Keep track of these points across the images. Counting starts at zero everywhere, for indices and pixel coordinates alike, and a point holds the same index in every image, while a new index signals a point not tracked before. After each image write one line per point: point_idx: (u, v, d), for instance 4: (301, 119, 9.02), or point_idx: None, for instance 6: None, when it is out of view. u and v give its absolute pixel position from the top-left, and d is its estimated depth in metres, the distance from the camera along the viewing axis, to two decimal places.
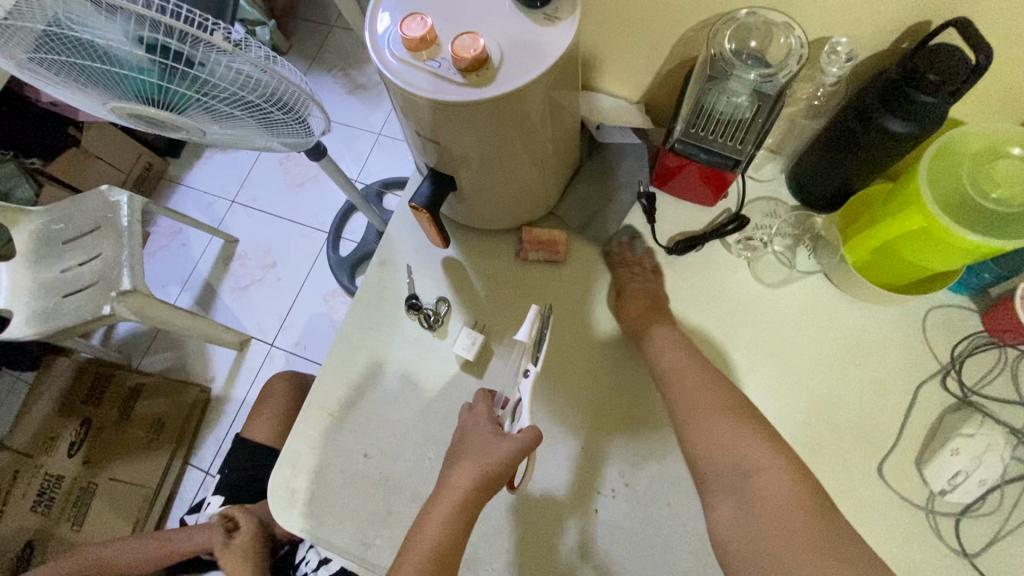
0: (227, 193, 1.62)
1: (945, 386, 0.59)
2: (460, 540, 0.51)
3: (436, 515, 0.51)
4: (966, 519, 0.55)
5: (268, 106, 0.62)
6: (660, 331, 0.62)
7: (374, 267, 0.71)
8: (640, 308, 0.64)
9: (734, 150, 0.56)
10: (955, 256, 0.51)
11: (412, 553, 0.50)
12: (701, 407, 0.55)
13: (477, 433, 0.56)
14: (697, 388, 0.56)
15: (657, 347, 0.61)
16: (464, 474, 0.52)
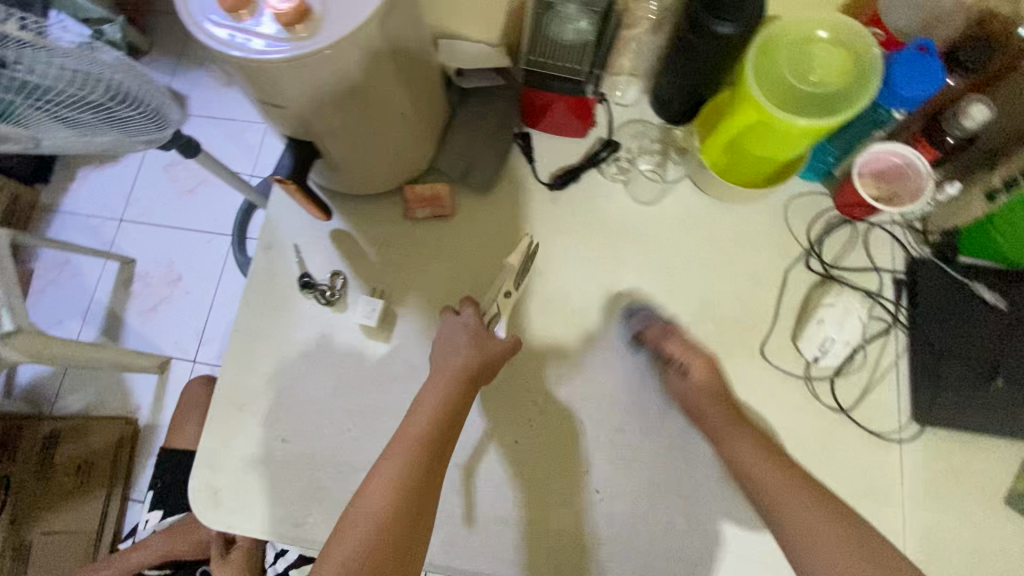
0: (114, 212, 1.50)
1: (808, 266, 0.65)
2: (452, 425, 0.54)
3: (433, 394, 0.55)
4: (838, 378, 0.61)
5: (121, 108, 0.55)
6: (741, 443, 0.55)
7: (259, 253, 0.69)
8: (715, 420, 0.57)
9: (576, 71, 0.62)
10: (789, 142, 0.55)
11: (410, 428, 0.53)
12: (792, 504, 0.50)
13: (460, 329, 0.59)
14: (789, 501, 0.50)
15: (737, 455, 0.55)
16: (455, 360, 0.57)
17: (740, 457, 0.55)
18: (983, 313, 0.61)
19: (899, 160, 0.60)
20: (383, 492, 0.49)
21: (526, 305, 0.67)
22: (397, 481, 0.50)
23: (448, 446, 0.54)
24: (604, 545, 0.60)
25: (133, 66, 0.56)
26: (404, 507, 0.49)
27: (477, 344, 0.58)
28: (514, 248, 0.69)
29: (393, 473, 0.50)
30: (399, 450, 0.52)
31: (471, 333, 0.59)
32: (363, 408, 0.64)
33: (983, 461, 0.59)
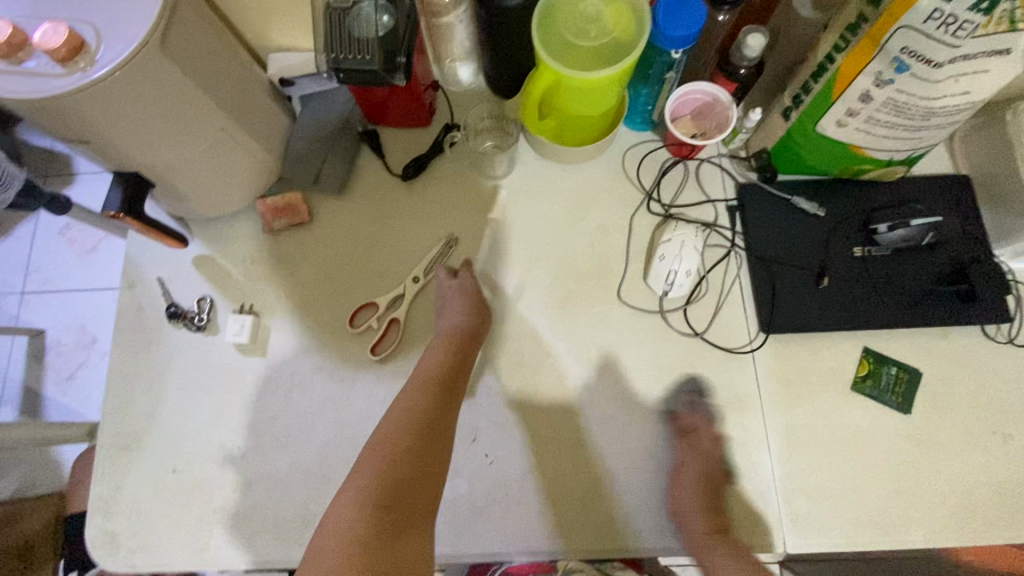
0: (13, 285, 1.46)
1: (649, 210, 0.69)
2: (456, 372, 0.60)
3: (436, 348, 0.61)
4: (690, 306, 0.66)
5: None
6: (722, 557, 0.57)
7: (124, 292, 0.69)
8: (697, 532, 0.57)
9: (366, 61, 0.57)
10: (587, 96, 0.59)
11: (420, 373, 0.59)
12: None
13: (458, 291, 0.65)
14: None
15: (717, 569, 0.57)
16: (454, 322, 0.62)
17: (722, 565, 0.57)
18: (807, 222, 0.67)
19: (707, 96, 0.65)
20: (399, 424, 0.53)
21: (412, 296, 0.69)
22: (413, 414, 0.54)
23: (453, 388, 0.58)
24: (500, 507, 0.61)
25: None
26: (419, 434, 0.53)
27: (473, 304, 0.64)
28: (379, 242, 0.71)
29: (408, 409, 0.55)
30: (411, 391, 0.57)
31: (470, 292, 0.65)
32: (250, 424, 0.65)
33: (828, 355, 0.64)
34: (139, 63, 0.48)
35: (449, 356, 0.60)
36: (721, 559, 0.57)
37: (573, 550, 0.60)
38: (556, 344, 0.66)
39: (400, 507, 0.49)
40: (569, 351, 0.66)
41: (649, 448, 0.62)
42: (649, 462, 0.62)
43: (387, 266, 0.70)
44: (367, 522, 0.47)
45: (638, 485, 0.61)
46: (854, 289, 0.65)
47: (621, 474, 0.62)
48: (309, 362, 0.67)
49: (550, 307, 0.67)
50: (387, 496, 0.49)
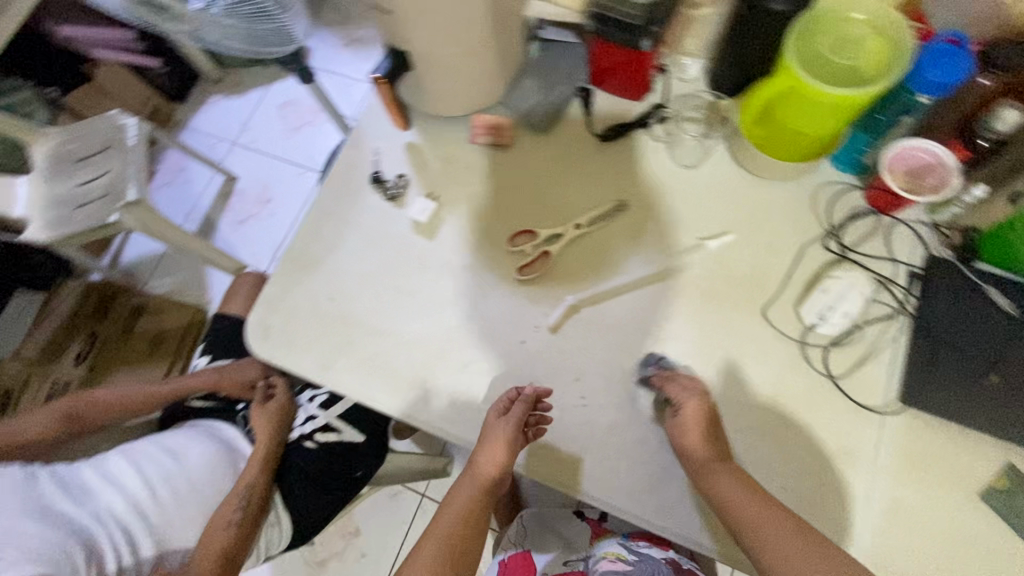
0: (229, 134, 1.75)
1: (826, 246, 0.69)
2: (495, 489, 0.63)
3: (498, 438, 0.63)
4: (833, 348, 0.65)
5: None
6: (723, 477, 0.57)
7: (344, 148, 0.82)
8: (706, 451, 0.58)
9: (630, 17, 0.63)
10: (820, 114, 0.62)
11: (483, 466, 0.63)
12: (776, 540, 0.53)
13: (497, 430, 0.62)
14: (772, 530, 0.54)
15: (715, 484, 0.57)
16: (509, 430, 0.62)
17: (723, 484, 0.57)
18: (995, 316, 0.63)
19: (933, 157, 0.63)
20: (444, 542, 0.61)
21: (569, 238, 0.74)
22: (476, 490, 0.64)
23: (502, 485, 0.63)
24: (581, 445, 0.64)
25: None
26: (462, 533, 0.62)
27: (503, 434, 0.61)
28: (560, 183, 0.77)
29: (462, 507, 0.64)
30: (459, 502, 0.64)
31: (509, 427, 0.61)
32: (399, 287, 0.74)
33: (964, 454, 0.60)
34: None
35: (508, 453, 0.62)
36: (718, 473, 0.57)
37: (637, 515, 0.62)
38: (684, 330, 0.68)
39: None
40: (695, 341, 0.67)
41: (741, 459, 0.62)
42: None
43: (556, 205, 0.76)
44: None
45: None
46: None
47: None
48: (464, 259, 0.75)
49: (693, 296, 0.69)
50: None
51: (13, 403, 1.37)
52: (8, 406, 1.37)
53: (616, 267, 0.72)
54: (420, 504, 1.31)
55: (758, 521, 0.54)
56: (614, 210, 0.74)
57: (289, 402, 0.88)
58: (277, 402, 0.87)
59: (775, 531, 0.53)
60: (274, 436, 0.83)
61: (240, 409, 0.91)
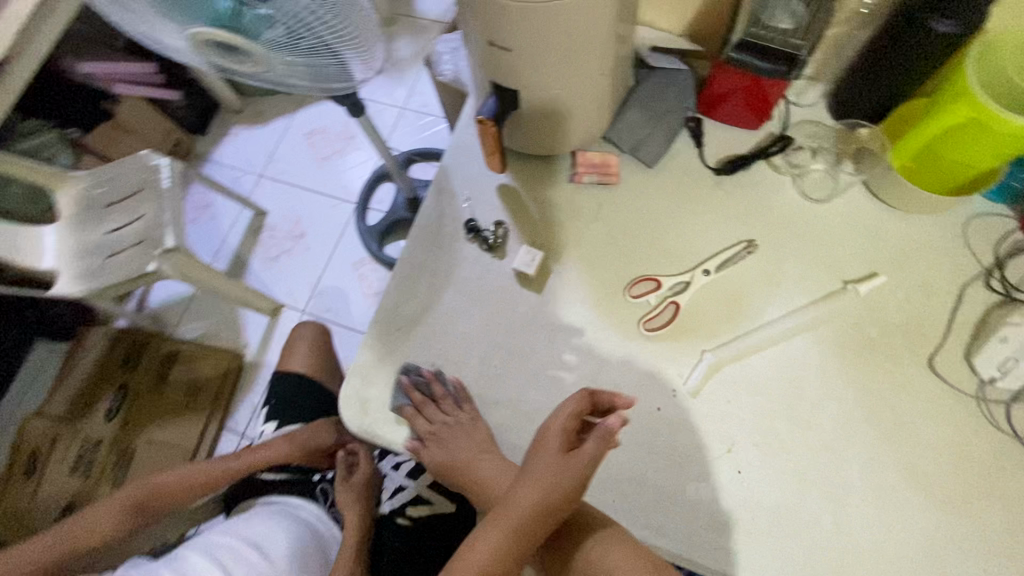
0: (254, 166, 1.67)
1: (988, 286, 0.62)
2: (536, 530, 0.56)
3: (511, 509, 0.56)
4: (1016, 404, 0.58)
5: (326, 35, 0.69)
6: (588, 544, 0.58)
7: (431, 195, 0.74)
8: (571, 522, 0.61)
9: (790, 45, 0.57)
10: (1000, 146, 0.55)
11: (477, 543, 0.56)
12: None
13: (554, 464, 0.56)
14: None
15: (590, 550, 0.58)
16: (532, 496, 0.56)
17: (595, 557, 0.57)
18: None
19: None
20: None
21: (695, 288, 0.67)
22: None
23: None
24: (742, 527, 0.57)
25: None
26: None
27: (558, 465, 0.56)
28: (676, 225, 0.70)
29: None
30: None
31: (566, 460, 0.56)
32: (510, 350, 0.66)
33: None
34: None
35: (513, 530, 0.56)
36: (596, 539, 0.58)
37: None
38: (841, 386, 0.61)
39: None
40: (855, 399, 0.60)
41: (930, 539, 0.55)
42: (927, 552, 0.55)
43: (674, 250, 0.69)
44: None
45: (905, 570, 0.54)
46: None
47: (887, 549, 0.55)
48: (579, 314, 0.68)
49: (844, 348, 0.62)
50: None
51: (42, 468, 1.28)
52: (37, 470, 1.27)
53: (752, 318, 0.65)
54: None
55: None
56: (743, 253, 0.67)
57: (374, 474, 0.82)
58: (361, 474, 0.80)
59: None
60: (363, 516, 0.76)
61: (317, 480, 0.88)
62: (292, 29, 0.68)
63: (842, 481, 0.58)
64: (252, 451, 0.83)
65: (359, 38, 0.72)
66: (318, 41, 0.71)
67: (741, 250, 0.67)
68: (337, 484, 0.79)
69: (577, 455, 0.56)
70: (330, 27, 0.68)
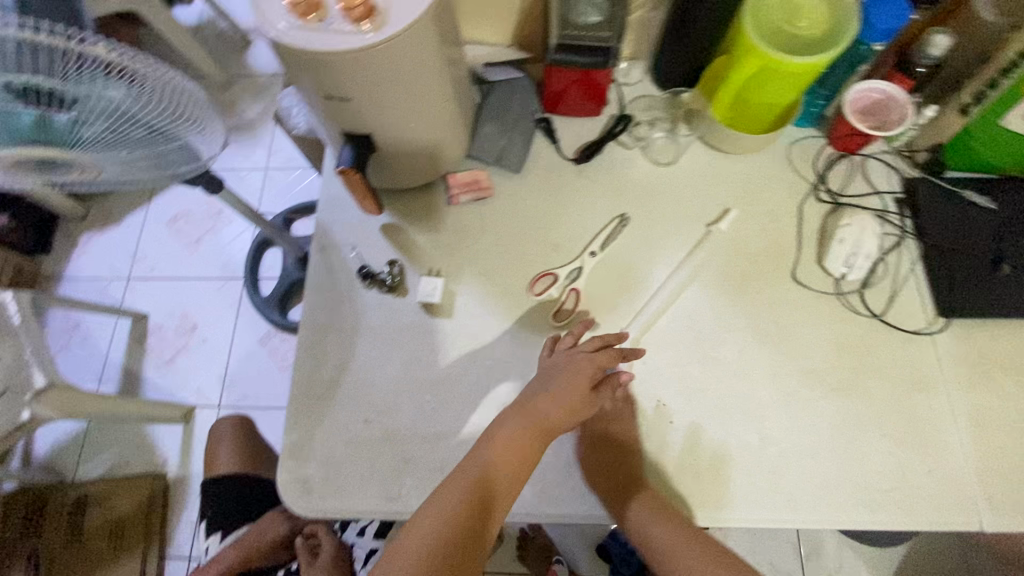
0: (119, 271, 1.53)
1: (818, 198, 0.73)
2: (527, 456, 0.59)
3: (535, 405, 0.62)
4: (866, 289, 0.68)
5: (160, 126, 0.67)
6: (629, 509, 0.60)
7: (315, 253, 0.73)
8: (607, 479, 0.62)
9: (600, 41, 0.63)
10: (791, 83, 0.64)
11: (502, 432, 0.60)
12: (678, 551, 0.59)
13: (579, 372, 0.63)
14: (680, 551, 0.59)
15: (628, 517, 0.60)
16: (557, 404, 0.62)
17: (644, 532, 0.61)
18: (982, 214, 0.69)
19: (881, 94, 0.69)
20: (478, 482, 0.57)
21: (590, 270, 0.72)
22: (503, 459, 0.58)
23: (510, 487, 0.58)
24: (688, 469, 0.62)
25: (199, 98, 0.69)
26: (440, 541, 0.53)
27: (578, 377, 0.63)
28: (556, 218, 0.74)
29: (462, 487, 0.57)
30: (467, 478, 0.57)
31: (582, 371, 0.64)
32: (437, 380, 0.67)
33: (1009, 342, 0.65)
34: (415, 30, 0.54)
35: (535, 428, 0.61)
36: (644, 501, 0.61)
37: (772, 517, 0.60)
38: (733, 319, 0.68)
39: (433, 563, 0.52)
40: (747, 326, 0.68)
41: (838, 424, 0.63)
42: (838, 436, 0.63)
43: (561, 241, 0.73)
44: None
45: (827, 457, 0.62)
46: None
47: (808, 444, 0.62)
48: (493, 326, 0.70)
49: (725, 284, 0.70)
50: None
51: None
52: None
53: (644, 282, 0.71)
54: None
55: (670, 550, 0.60)
56: (620, 227, 0.73)
57: (341, 546, 0.78)
58: (328, 552, 0.77)
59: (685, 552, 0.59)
60: None
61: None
62: (116, 126, 0.63)
63: (758, 398, 0.64)
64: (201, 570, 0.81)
65: (196, 119, 0.70)
66: (147, 127, 0.67)
67: (619, 224, 0.73)
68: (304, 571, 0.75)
69: (595, 396, 0.63)
70: (162, 118, 0.66)
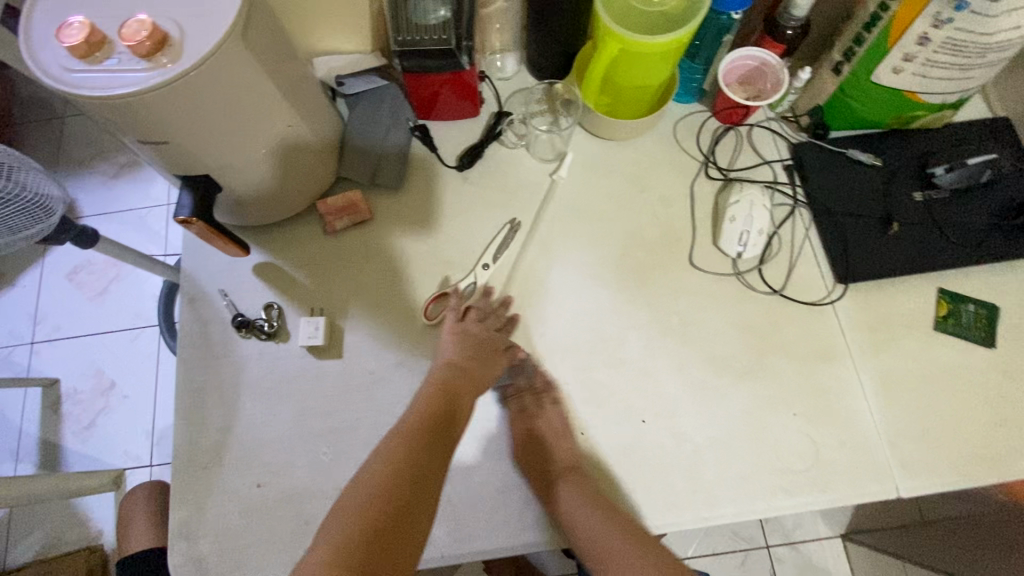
0: (20, 336, 1.41)
1: (709, 176, 0.70)
2: (454, 401, 0.57)
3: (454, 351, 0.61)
4: (763, 264, 0.66)
5: None
6: (569, 497, 0.56)
7: (184, 307, 0.67)
8: (556, 467, 0.58)
9: (442, 42, 0.59)
10: (656, 64, 0.60)
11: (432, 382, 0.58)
12: (613, 550, 0.54)
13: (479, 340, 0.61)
14: (619, 551, 0.54)
15: (566, 503, 0.56)
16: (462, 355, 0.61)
17: (587, 537, 0.54)
18: (866, 172, 0.68)
19: (756, 61, 0.67)
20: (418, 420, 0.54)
21: (484, 283, 0.67)
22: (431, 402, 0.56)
23: (450, 425, 0.55)
24: (605, 481, 0.59)
25: None
26: (392, 483, 0.48)
27: (480, 353, 0.60)
28: (443, 232, 0.70)
29: (404, 429, 0.53)
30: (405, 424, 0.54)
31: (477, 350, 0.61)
32: (333, 427, 0.62)
33: (907, 299, 0.65)
34: (223, 56, 0.48)
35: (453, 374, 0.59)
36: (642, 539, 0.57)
37: (696, 518, 0.58)
38: (635, 315, 0.65)
39: (384, 504, 0.46)
40: (649, 321, 0.65)
41: (749, 409, 0.61)
42: (751, 421, 0.61)
43: (452, 256, 0.69)
44: (343, 559, 0.42)
45: (742, 446, 0.60)
46: (922, 231, 0.66)
47: (722, 436, 0.60)
48: (387, 359, 0.65)
49: (624, 279, 0.67)
50: (359, 545, 0.43)
51: None
52: None
53: (542, 287, 0.67)
54: None
55: (620, 546, 0.54)
56: (511, 233, 0.69)
57: None
58: None
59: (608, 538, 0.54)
60: None
61: None
62: None
63: (668, 394, 0.62)
64: None
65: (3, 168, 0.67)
66: None
67: (509, 229, 0.69)
68: None
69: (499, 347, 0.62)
70: None
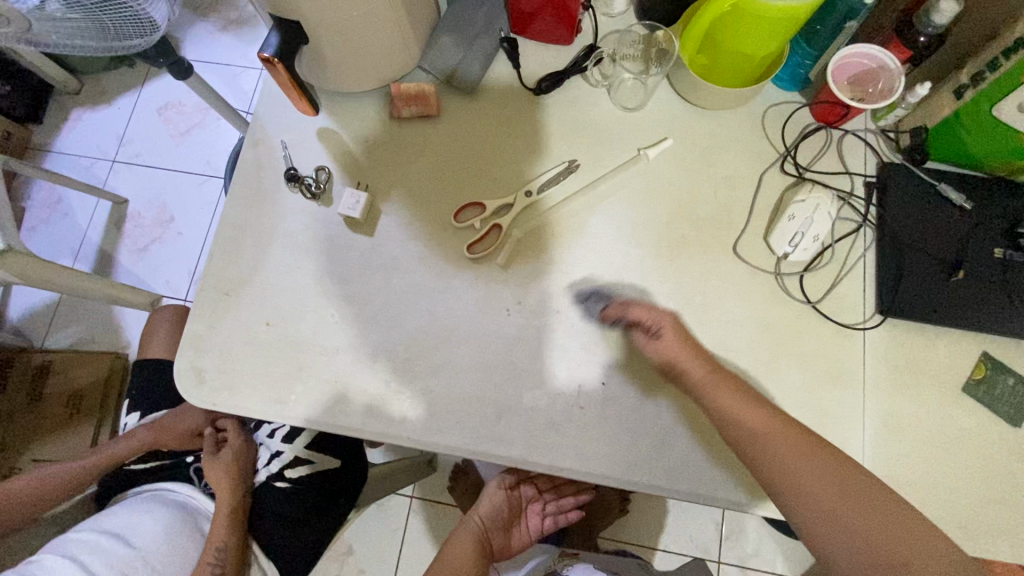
0: (105, 151, 1.52)
1: (783, 169, 0.67)
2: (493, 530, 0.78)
3: (491, 498, 0.80)
4: (807, 273, 0.64)
5: None
6: (726, 390, 0.53)
7: (247, 148, 0.70)
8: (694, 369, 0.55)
9: None
10: (766, 31, 0.57)
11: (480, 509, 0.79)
12: (813, 489, 0.45)
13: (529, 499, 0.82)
14: (792, 444, 0.48)
15: (724, 404, 0.52)
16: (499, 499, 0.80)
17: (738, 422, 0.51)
18: (951, 213, 0.63)
19: (873, 62, 0.62)
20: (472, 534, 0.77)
21: (522, 209, 0.67)
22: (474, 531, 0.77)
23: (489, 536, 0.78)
24: (577, 423, 0.61)
25: None
26: None
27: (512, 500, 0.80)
28: (501, 149, 0.70)
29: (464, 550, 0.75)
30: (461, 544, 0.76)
31: (506, 509, 0.79)
32: (346, 295, 0.66)
33: (945, 352, 0.61)
34: None
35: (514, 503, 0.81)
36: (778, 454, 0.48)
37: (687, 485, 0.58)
38: (660, 282, 0.65)
39: None
40: (671, 292, 0.64)
41: None
42: None
43: (503, 174, 0.69)
44: None
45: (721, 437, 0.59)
46: (990, 290, 0.61)
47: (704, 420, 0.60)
48: (413, 251, 0.67)
49: (661, 245, 0.66)
50: None
51: None
52: None
53: (579, 228, 0.67)
54: (411, 507, 1.17)
55: (754, 440, 0.49)
56: (565, 172, 0.68)
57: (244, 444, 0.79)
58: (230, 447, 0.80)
59: (849, 536, 0.43)
60: (236, 489, 0.77)
61: (190, 462, 0.87)
62: None
63: (665, 365, 0.62)
64: (121, 439, 0.86)
65: None
66: None
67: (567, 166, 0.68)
68: (204, 460, 0.77)
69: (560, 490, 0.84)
70: None
